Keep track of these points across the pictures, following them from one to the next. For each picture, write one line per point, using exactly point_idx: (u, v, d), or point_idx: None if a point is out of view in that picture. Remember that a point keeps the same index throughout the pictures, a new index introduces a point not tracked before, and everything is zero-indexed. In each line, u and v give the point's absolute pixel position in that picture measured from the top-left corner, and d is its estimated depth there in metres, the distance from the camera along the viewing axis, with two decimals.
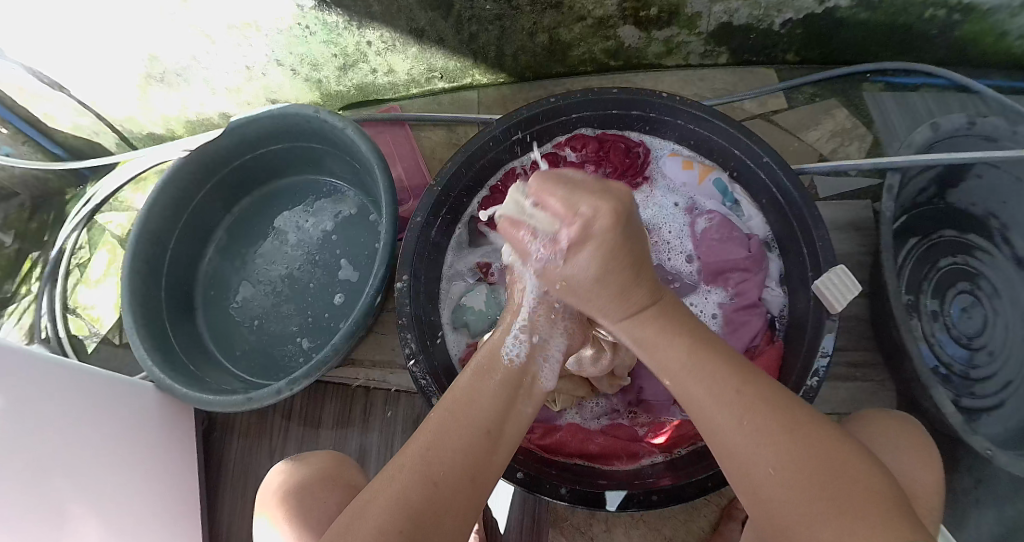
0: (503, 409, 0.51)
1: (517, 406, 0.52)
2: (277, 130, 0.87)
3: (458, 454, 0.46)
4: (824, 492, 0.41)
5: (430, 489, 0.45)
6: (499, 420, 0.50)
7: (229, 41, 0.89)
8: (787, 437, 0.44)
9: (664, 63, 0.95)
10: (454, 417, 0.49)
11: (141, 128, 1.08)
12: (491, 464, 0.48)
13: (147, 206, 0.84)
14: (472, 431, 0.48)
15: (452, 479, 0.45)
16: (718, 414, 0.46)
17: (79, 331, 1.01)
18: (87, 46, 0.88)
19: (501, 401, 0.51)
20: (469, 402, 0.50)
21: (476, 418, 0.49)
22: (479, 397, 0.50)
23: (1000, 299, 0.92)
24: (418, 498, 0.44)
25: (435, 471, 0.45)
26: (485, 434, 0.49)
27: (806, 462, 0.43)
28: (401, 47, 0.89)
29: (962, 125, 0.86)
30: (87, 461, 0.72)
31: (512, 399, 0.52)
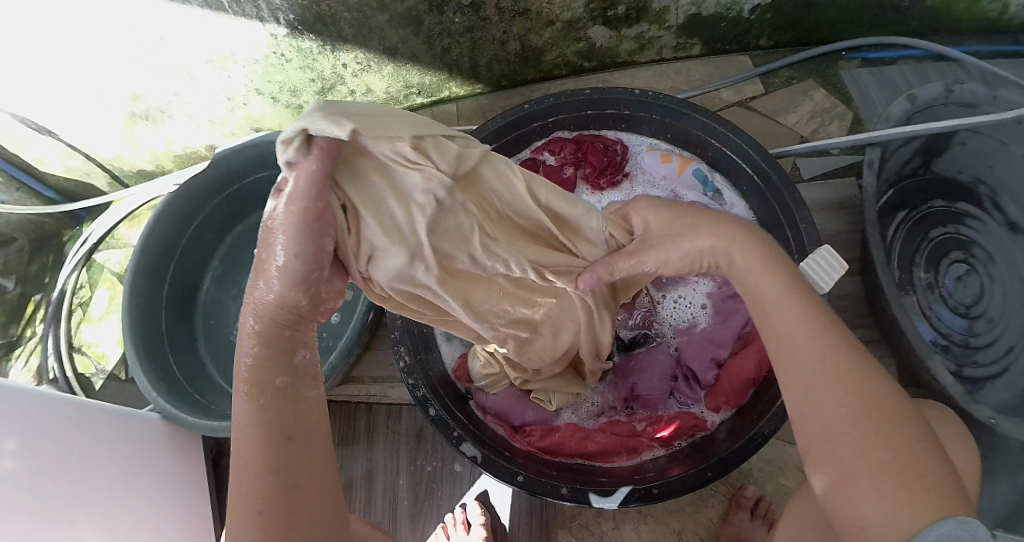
0: (285, 403, 0.44)
1: (302, 393, 0.45)
2: (261, 158, 0.88)
3: (267, 475, 0.41)
4: (883, 458, 0.40)
5: (263, 519, 0.40)
6: (287, 416, 0.43)
7: (209, 74, 0.90)
8: (856, 398, 0.42)
9: (638, 60, 0.96)
10: (248, 435, 0.42)
11: (130, 165, 1.09)
12: (310, 461, 0.43)
13: (142, 242, 0.85)
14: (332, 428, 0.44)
15: (274, 500, 0.40)
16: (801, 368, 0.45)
17: (86, 369, 1.02)
18: (65, 89, 0.89)
19: (286, 398, 0.44)
20: (256, 414, 0.43)
21: (271, 424, 0.42)
22: (258, 407, 0.43)
23: (996, 265, 0.92)
24: (255, 531, 0.40)
25: (257, 499, 0.40)
26: (286, 439, 0.42)
27: (874, 428, 0.41)
28: (377, 67, 0.90)
29: (940, 94, 0.87)
30: (101, 498, 0.73)
31: (296, 389, 0.45)
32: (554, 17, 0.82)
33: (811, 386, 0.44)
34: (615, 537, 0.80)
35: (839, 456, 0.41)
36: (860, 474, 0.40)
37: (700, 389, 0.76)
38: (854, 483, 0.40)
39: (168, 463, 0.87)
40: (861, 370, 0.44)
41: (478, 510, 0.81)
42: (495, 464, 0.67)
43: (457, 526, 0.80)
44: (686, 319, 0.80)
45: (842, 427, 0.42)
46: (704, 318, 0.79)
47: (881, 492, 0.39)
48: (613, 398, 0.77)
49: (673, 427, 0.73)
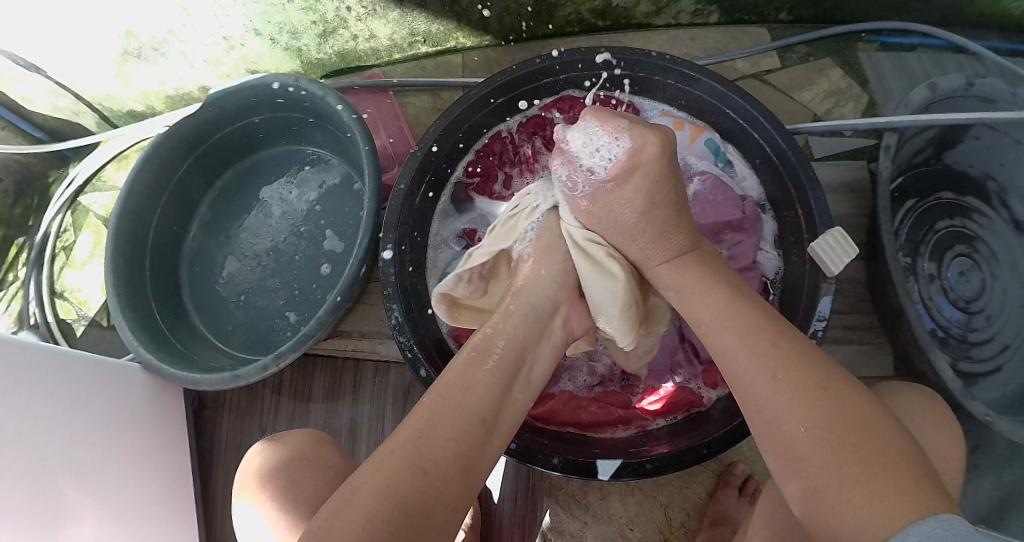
0: (496, 396, 0.50)
1: (513, 393, 0.51)
2: (257, 101, 0.85)
3: (455, 439, 0.46)
4: (843, 462, 0.41)
5: (421, 476, 0.43)
6: (494, 409, 0.49)
7: (206, 11, 0.86)
8: (812, 407, 0.44)
9: (653, 24, 0.93)
10: (441, 404, 0.48)
11: (121, 105, 1.05)
12: (483, 451, 0.47)
13: (129, 184, 0.81)
14: (467, 419, 0.47)
15: (444, 470, 0.44)
16: (769, 409, 0.45)
17: (67, 315, 0.99)
18: (56, 24, 0.85)
19: (496, 389, 0.50)
20: (464, 388, 0.49)
21: (473, 406, 0.48)
22: (474, 385, 0.49)
23: (999, 263, 0.90)
24: (410, 488, 0.42)
25: (426, 459, 0.44)
26: (480, 421, 0.47)
27: (829, 428, 0.43)
28: (383, 12, 0.86)
29: (960, 86, 0.84)
30: (78, 449, 0.71)
31: (510, 387, 0.51)
32: None
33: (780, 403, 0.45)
34: (601, 507, 0.78)
35: (817, 474, 0.42)
36: (833, 486, 0.41)
37: (698, 364, 0.74)
38: (830, 492, 0.41)
39: (152, 415, 0.86)
40: (806, 373, 0.46)
41: None
42: None
43: None
44: None
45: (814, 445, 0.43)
46: None
47: (851, 499, 0.40)
48: (606, 368, 0.76)
49: (668, 401, 0.72)
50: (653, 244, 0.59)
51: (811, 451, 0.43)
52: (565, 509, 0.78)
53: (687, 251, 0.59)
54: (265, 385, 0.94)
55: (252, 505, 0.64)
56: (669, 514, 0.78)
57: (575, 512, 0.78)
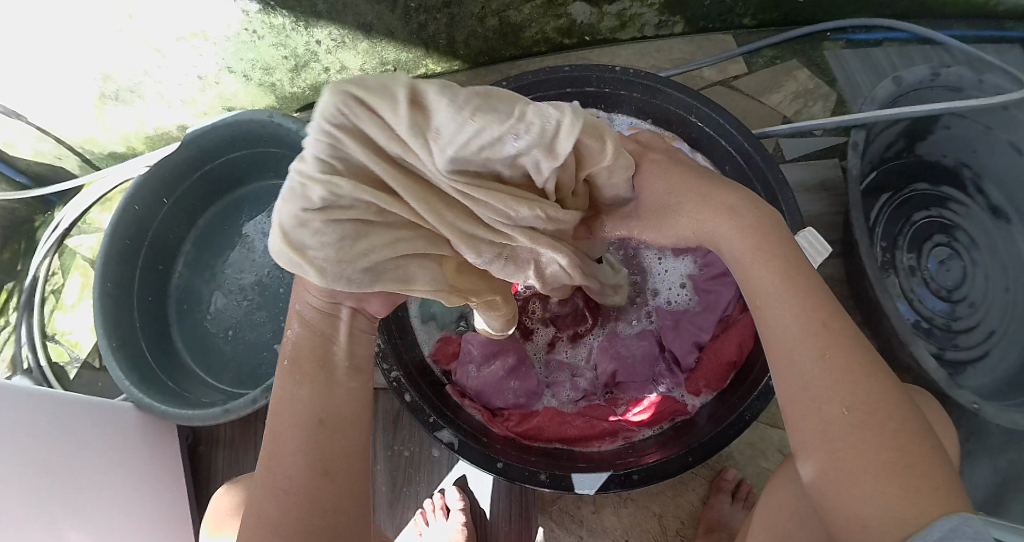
0: (323, 390, 0.45)
1: (342, 382, 0.47)
2: (234, 138, 0.86)
3: (298, 450, 0.43)
4: (879, 460, 0.36)
5: (284, 501, 0.41)
6: (327, 405, 0.45)
7: (179, 52, 0.87)
8: (856, 400, 0.38)
9: (620, 38, 0.94)
10: (281, 421, 0.44)
11: (102, 148, 1.06)
12: (338, 443, 0.44)
13: (112, 226, 0.82)
14: (301, 425, 0.44)
15: (302, 482, 0.42)
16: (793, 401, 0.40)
17: (60, 358, 1.00)
18: (36, 70, 0.86)
19: (322, 382, 0.46)
20: (286, 403, 0.45)
21: (302, 412, 0.44)
22: (297, 391, 0.45)
23: (978, 250, 0.91)
24: (275, 510, 0.41)
25: (279, 482, 0.42)
26: (319, 424, 0.44)
27: (864, 417, 0.37)
28: (352, 43, 0.87)
29: (926, 77, 0.86)
30: (78, 491, 0.72)
31: (332, 379, 0.46)
32: None
33: (817, 391, 0.39)
34: (596, 521, 0.79)
35: (826, 458, 0.38)
36: (854, 474, 0.37)
37: (680, 373, 0.75)
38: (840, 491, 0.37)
39: (147, 453, 0.86)
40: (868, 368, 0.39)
41: (457, 495, 0.81)
42: (472, 451, 0.66)
43: (436, 512, 0.80)
44: (669, 300, 0.79)
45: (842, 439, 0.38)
46: (685, 298, 0.79)
47: (864, 495, 0.36)
48: (592, 381, 0.76)
49: (655, 410, 0.72)
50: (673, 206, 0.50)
51: (836, 448, 0.38)
52: (560, 524, 0.79)
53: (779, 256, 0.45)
54: (258, 417, 0.95)
55: None
56: (664, 523, 0.79)
57: (570, 526, 0.79)
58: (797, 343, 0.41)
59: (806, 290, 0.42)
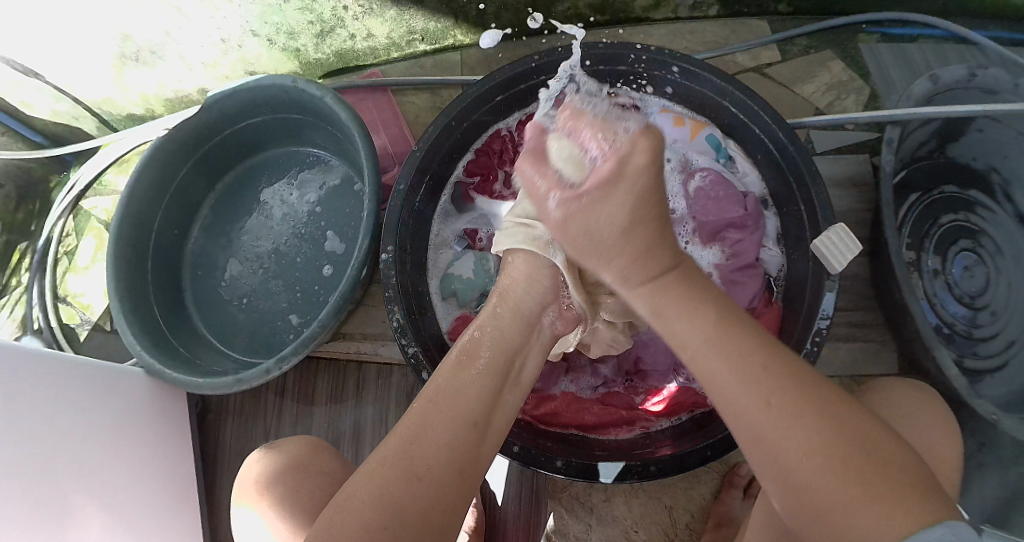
0: (490, 401, 0.48)
1: (504, 397, 0.49)
2: (254, 102, 0.84)
3: (446, 447, 0.44)
4: (850, 463, 0.37)
5: (412, 483, 0.42)
6: (486, 411, 0.47)
7: (202, 14, 0.85)
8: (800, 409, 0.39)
9: (653, 17, 0.92)
10: (432, 408, 0.46)
11: (120, 109, 1.04)
12: (480, 455, 0.46)
13: (129, 187, 0.81)
14: (460, 423, 0.45)
15: (439, 471, 0.43)
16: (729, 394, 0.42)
17: (71, 319, 0.99)
18: (54, 29, 0.84)
19: (486, 393, 0.48)
20: (451, 394, 0.47)
21: (463, 410, 0.46)
22: (466, 387, 0.47)
23: (1003, 258, 0.89)
24: (405, 494, 0.41)
25: (417, 465, 0.43)
26: (472, 426, 0.46)
27: (829, 424, 0.39)
28: (380, 10, 0.86)
29: (963, 77, 0.82)
30: (86, 452, 0.72)
31: (500, 391, 0.49)
32: None
33: (756, 410, 0.40)
34: (605, 509, 0.78)
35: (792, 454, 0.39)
36: (817, 473, 0.38)
37: None
38: (824, 508, 0.37)
39: (156, 419, 0.86)
40: (800, 380, 0.41)
41: None
42: None
43: None
44: None
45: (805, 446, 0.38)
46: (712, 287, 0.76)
47: (848, 507, 0.36)
48: (608, 368, 0.75)
49: (671, 401, 0.71)
50: (630, 266, 0.48)
51: (805, 459, 0.38)
52: (569, 511, 0.78)
53: (668, 269, 0.48)
54: (267, 387, 0.94)
55: (258, 515, 0.64)
56: (674, 515, 0.78)
57: (580, 513, 0.78)
58: (733, 378, 0.42)
59: (732, 338, 0.43)
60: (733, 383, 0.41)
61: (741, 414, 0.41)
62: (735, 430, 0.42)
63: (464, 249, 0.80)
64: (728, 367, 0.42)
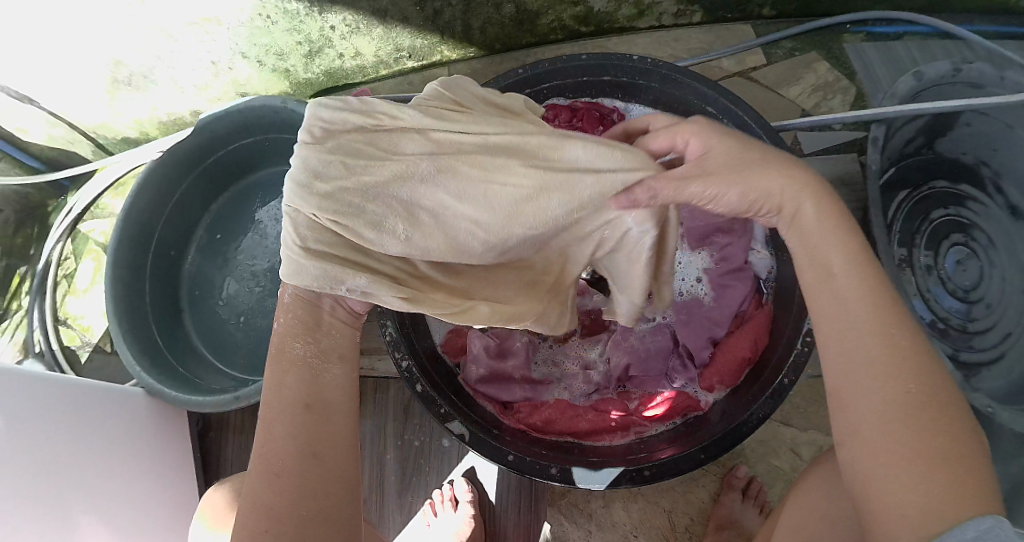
0: (313, 379, 0.49)
1: (325, 371, 0.50)
2: (247, 124, 0.86)
3: (284, 442, 0.46)
4: (930, 447, 0.37)
5: (275, 484, 0.44)
6: (312, 390, 0.49)
7: (191, 37, 0.87)
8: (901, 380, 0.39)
9: (637, 26, 0.93)
10: (271, 410, 0.48)
11: (114, 133, 1.06)
12: (332, 433, 0.47)
13: (125, 210, 0.82)
14: (287, 412, 0.47)
15: (291, 464, 0.45)
16: (854, 350, 0.41)
17: (71, 342, 1.00)
18: (45, 52, 0.85)
19: (309, 374, 0.49)
20: (279, 390, 0.48)
21: (289, 399, 0.48)
22: (283, 377, 0.49)
23: (996, 251, 0.90)
24: (270, 495, 0.44)
25: (271, 465, 0.45)
26: (305, 409, 0.47)
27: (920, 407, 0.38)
28: (367, 29, 0.87)
29: (947, 73, 0.84)
30: (89, 471, 0.72)
31: (321, 365, 0.50)
32: None
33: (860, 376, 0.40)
34: (605, 515, 0.79)
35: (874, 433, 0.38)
36: (891, 448, 0.37)
37: (693, 368, 0.73)
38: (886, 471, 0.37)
39: (158, 439, 0.86)
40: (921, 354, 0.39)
41: (466, 487, 0.81)
42: (485, 444, 0.66)
43: (445, 503, 0.80)
44: (685, 292, 0.77)
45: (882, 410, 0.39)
46: (702, 291, 0.77)
47: (910, 473, 0.36)
48: (602, 375, 0.75)
49: (668, 406, 0.72)
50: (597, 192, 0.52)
51: (884, 447, 0.38)
52: (568, 518, 0.79)
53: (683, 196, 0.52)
54: None
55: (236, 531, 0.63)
56: (674, 519, 0.78)
57: (579, 521, 0.79)
58: (851, 336, 0.41)
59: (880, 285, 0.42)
60: (853, 333, 0.41)
61: (848, 359, 0.41)
62: (826, 363, 0.43)
63: None
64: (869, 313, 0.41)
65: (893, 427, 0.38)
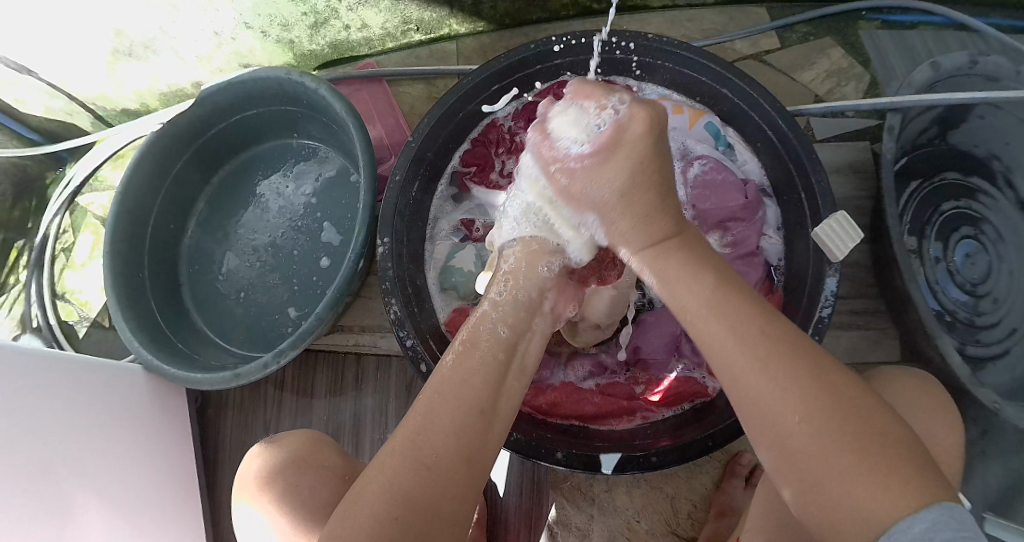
0: (494, 383, 0.47)
1: (506, 381, 0.48)
2: (249, 95, 0.84)
3: (448, 436, 0.43)
4: (839, 429, 0.38)
5: (423, 475, 0.42)
6: (492, 394, 0.47)
7: (195, 6, 0.85)
8: (802, 386, 0.40)
9: (649, 4, 0.92)
10: (439, 406, 0.45)
11: (114, 105, 1.04)
12: (486, 442, 0.45)
13: (125, 182, 0.81)
14: (465, 409, 0.45)
15: (448, 463, 0.42)
16: (751, 382, 0.41)
17: (68, 316, 0.99)
18: (49, 23, 0.84)
19: (491, 373, 0.47)
20: (457, 382, 0.46)
21: (467, 398, 0.45)
22: (471, 374, 0.47)
23: (1005, 245, 0.88)
24: (414, 484, 0.41)
25: (430, 456, 0.42)
26: (479, 412, 0.45)
27: (827, 394, 0.39)
28: (374, 1, 0.86)
29: (964, 64, 0.82)
30: (80, 444, 0.71)
31: (504, 376, 0.48)
32: None
33: (760, 383, 0.41)
34: (607, 499, 0.78)
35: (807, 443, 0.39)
36: (823, 455, 0.38)
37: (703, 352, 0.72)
38: (814, 471, 0.38)
39: (155, 417, 0.85)
40: (799, 362, 0.41)
41: None
42: None
43: None
44: None
45: (802, 415, 0.39)
46: None
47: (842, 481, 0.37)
48: (612, 359, 0.75)
49: (672, 391, 0.71)
50: (635, 229, 0.52)
51: (798, 422, 0.39)
52: (572, 503, 0.79)
53: (670, 235, 0.51)
54: (267, 379, 0.94)
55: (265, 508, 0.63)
56: (676, 505, 0.78)
57: (581, 504, 0.78)
58: (730, 346, 0.43)
59: (731, 303, 0.44)
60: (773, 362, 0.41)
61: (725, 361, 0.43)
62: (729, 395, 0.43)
63: (461, 241, 0.80)
64: (731, 334, 0.43)
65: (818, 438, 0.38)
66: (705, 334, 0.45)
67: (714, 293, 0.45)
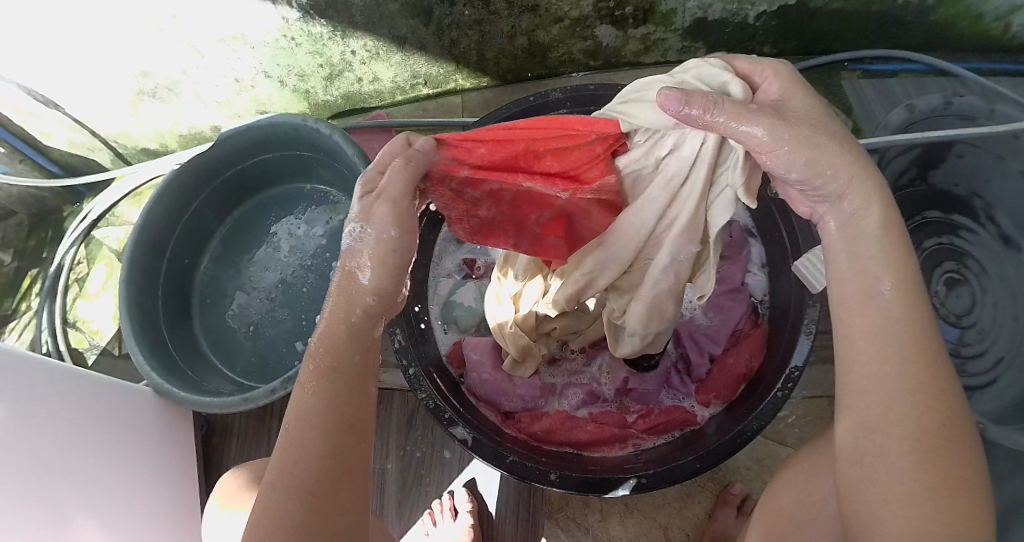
0: (355, 399, 0.46)
1: (365, 389, 0.47)
2: (266, 139, 0.89)
3: (315, 462, 0.43)
4: (929, 470, 0.38)
5: (308, 504, 0.41)
6: (350, 411, 0.45)
7: (218, 54, 0.90)
8: (927, 410, 0.40)
9: (642, 61, 0.97)
10: (298, 427, 0.44)
11: (135, 143, 1.09)
12: (359, 454, 0.45)
13: (145, 215, 0.85)
14: (325, 432, 0.44)
15: (325, 486, 0.42)
16: (873, 395, 0.42)
17: (79, 344, 1.01)
18: (71, 55, 0.88)
19: (333, 385, 0.46)
20: (306, 408, 0.45)
21: (324, 419, 0.44)
22: (311, 397, 0.45)
23: (989, 277, 0.92)
24: (297, 513, 0.41)
25: (309, 482, 0.42)
26: (350, 430, 0.45)
27: (939, 439, 0.39)
28: (385, 55, 0.91)
29: (939, 105, 0.88)
30: (87, 463, 0.73)
31: (361, 386, 0.47)
32: (562, 14, 0.84)
33: (884, 389, 0.41)
34: (602, 529, 0.81)
35: (889, 468, 0.40)
36: (898, 481, 0.39)
37: (691, 383, 0.78)
38: (898, 490, 0.39)
39: (160, 440, 0.88)
40: (940, 394, 0.41)
41: (465, 497, 0.83)
42: (484, 448, 0.67)
43: (445, 512, 0.82)
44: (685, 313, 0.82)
45: (916, 437, 0.40)
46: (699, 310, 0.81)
47: (900, 506, 0.38)
48: (605, 389, 0.79)
49: (666, 418, 0.75)
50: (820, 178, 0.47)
51: (893, 443, 0.40)
52: (565, 530, 0.81)
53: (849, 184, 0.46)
54: (272, 413, 0.97)
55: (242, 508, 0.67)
56: (669, 535, 0.80)
57: (576, 533, 0.81)
58: (870, 362, 0.43)
59: (894, 311, 0.43)
60: (900, 383, 0.41)
61: (852, 360, 0.44)
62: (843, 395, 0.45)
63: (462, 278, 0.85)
64: (886, 343, 0.42)
65: (904, 466, 0.39)
66: (856, 337, 0.44)
67: (897, 296, 0.43)
